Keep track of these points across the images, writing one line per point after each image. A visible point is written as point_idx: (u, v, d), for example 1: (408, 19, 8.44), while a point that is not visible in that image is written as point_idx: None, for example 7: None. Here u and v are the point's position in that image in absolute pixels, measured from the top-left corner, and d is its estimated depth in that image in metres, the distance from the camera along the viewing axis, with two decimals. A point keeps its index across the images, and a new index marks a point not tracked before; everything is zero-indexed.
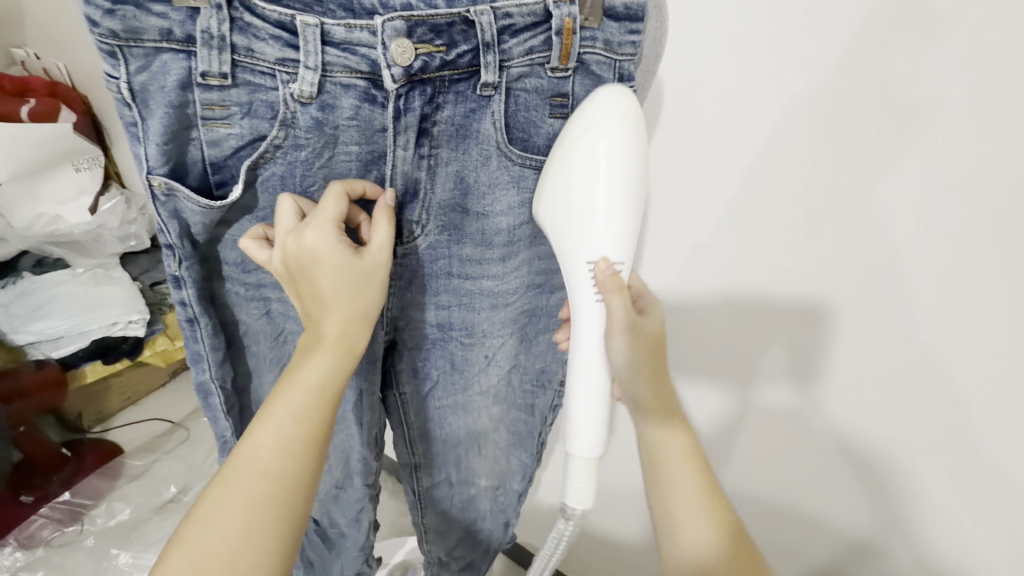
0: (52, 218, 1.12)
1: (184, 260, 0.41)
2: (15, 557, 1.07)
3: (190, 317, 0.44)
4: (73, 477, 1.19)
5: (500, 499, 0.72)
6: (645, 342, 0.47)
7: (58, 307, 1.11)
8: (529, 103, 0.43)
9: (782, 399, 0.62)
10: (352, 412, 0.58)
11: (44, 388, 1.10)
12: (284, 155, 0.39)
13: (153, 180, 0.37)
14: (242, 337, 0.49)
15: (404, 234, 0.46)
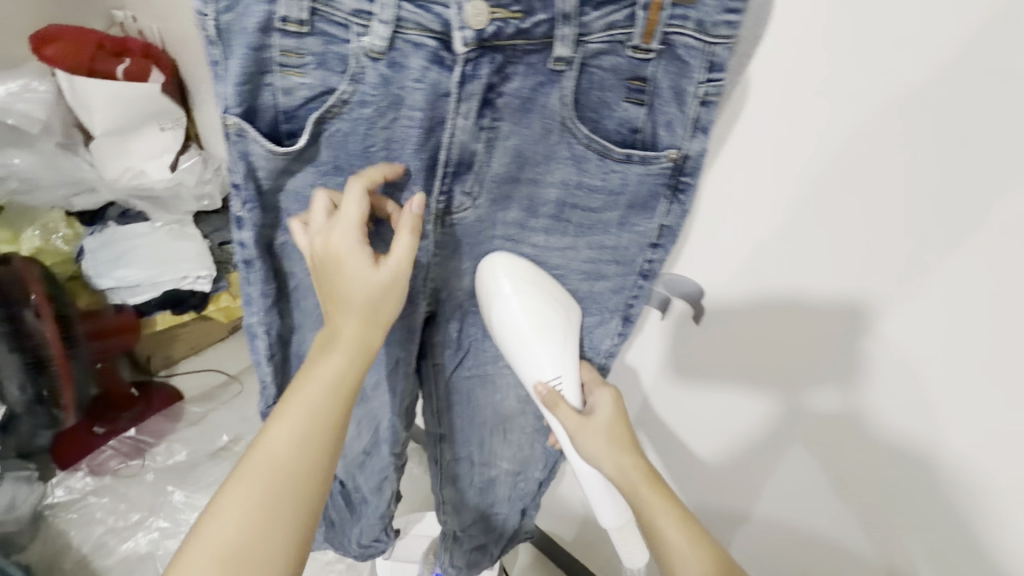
0: (138, 172, 1.22)
1: (248, 203, 0.41)
2: (85, 482, 1.18)
3: (247, 258, 0.44)
4: (140, 415, 1.28)
5: (519, 486, 0.71)
6: (603, 431, 0.52)
7: (139, 256, 1.19)
8: (604, 82, 0.40)
9: (826, 404, 0.55)
10: (385, 379, 0.58)
11: (124, 330, 1.19)
12: (350, 111, 0.38)
13: (227, 119, 0.36)
14: (292, 291, 0.50)
15: (452, 205, 0.44)
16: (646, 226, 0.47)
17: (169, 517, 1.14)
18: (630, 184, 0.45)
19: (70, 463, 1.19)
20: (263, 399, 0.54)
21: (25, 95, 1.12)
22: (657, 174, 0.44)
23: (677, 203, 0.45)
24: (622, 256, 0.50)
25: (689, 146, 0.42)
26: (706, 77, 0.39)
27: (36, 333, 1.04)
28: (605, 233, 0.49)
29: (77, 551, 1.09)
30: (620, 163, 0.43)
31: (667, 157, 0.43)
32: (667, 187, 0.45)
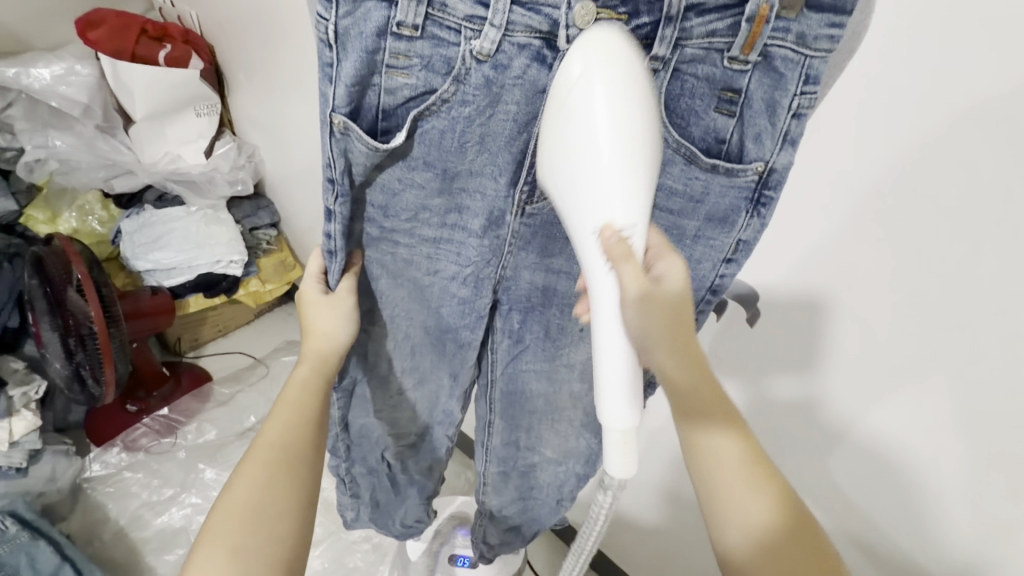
0: (174, 157, 1.24)
1: (341, 197, 0.44)
2: (121, 457, 1.21)
3: (332, 249, 0.48)
4: (172, 395, 1.31)
5: (559, 475, 0.74)
6: (661, 311, 0.43)
7: (174, 240, 1.22)
8: (695, 90, 0.42)
9: (787, 391, 0.67)
10: (447, 365, 0.64)
11: (158, 311, 1.18)
12: (449, 109, 0.41)
13: (334, 118, 0.39)
14: (367, 272, 0.54)
15: (534, 194, 0.48)
16: (722, 240, 0.49)
17: (200, 494, 1.18)
18: (712, 193, 0.46)
19: (108, 437, 1.23)
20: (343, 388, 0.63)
21: (69, 79, 1.14)
22: (741, 186, 0.45)
23: (757, 216, 0.46)
24: (694, 272, 0.51)
25: (776, 158, 0.43)
26: (800, 89, 0.40)
27: (76, 311, 1.02)
28: (679, 244, 0.50)
29: (113, 522, 1.13)
30: (703, 172, 0.45)
31: (752, 170, 0.44)
32: (749, 201, 0.46)
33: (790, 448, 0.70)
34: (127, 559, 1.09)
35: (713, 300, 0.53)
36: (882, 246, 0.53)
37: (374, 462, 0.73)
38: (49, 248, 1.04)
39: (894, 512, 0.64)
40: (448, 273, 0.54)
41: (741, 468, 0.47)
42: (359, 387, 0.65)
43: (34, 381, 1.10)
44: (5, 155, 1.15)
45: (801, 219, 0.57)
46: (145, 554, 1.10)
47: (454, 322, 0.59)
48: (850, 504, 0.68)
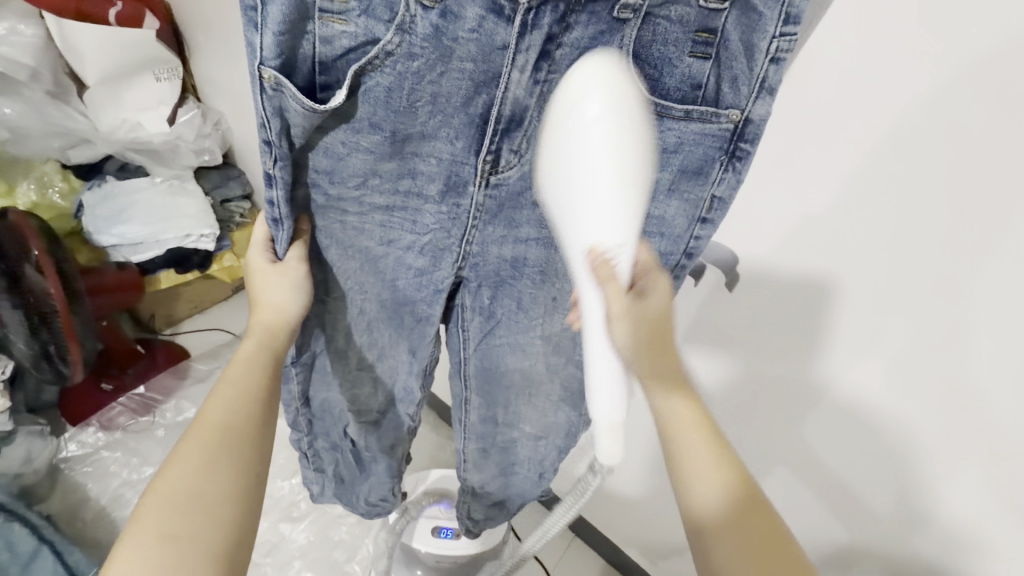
0: (134, 125, 1.17)
1: (279, 160, 0.40)
2: (98, 436, 1.19)
3: (276, 217, 0.44)
4: (146, 371, 1.28)
5: (540, 450, 0.73)
6: (644, 325, 0.47)
7: (137, 213, 1.17)
8: (669, 35, 0.39)
9: (778, 368, 0.66)
10: (404, 338, 0.61)
11: (122, 287, 1.14)
12: (395, 63, 0.37)
13: (264, 72, 0.35)
14: (316, 242, 0.50)
15: (499, 163, 0.44)
16: (697, 194, 0.46)
17: None
18: (686, 144, 0.43)
19: (84, 417, 1.21)
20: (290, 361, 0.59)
21: (12, 39, 1.05)
22: (714, 134, 0.42)
23: (732, 170, 0.43)
24: (668, 230, 0.48)
25: (753, 107, 0.40)
26: (780, 31, 0.37)
27: (35, 288, 0.97)
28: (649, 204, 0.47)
29: (94, 502, 1.11)
30: (677, 121, 0.41)
31: (727, 117, 0.41)
32: (723, 152, 0.43)
33: (773, 416, 0.70)
34: (108, 537, 1.08)
35: (688, 264, 0.50)
36: (870, 210, 0.50)
37: (337, 438, 0.72)
38: (1, 223, 0.98)
39: (877, 476, 0.63)
40: (404, 243, 0.51)
41: (694, 431, 0.49)
42: (319, 360, 0.63)
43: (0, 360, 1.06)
44: None
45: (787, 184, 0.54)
46: None
47: (411, 295, 0.56)
48: (829, 470, 0.68)
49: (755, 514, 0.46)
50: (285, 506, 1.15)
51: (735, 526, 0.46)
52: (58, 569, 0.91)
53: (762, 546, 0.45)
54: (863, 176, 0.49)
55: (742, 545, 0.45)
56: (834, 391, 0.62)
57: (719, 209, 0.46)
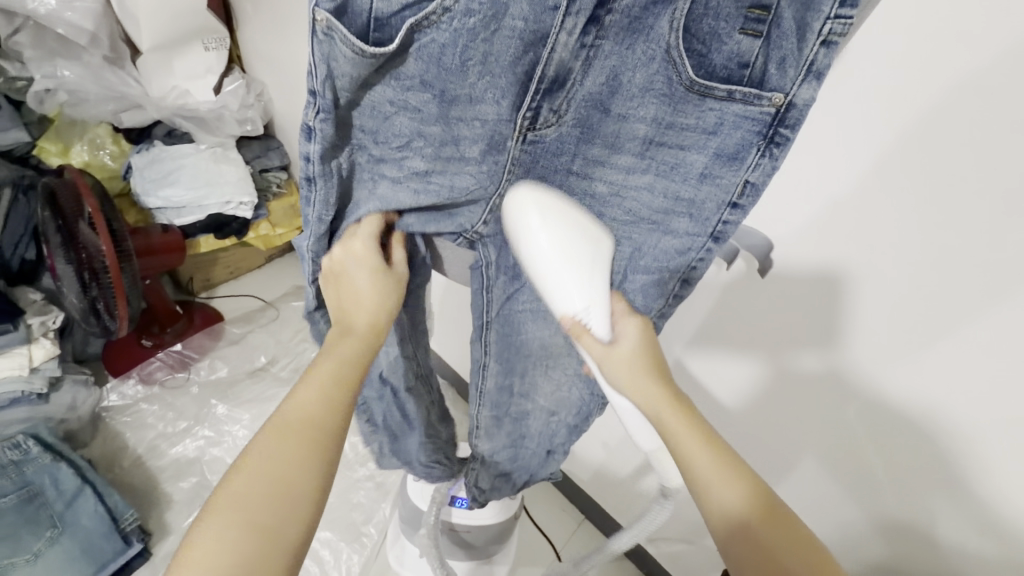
0: (183, 92, 1.21)
1: (321, 112, 0.41)
2: (137, 389, 1.26)
3: (309, 176, 0.45)
4: (184, 332, 1.33)
5: (551, 424, 0.74)
6: (638, 362, 0.54)
7: (184, 177, 1.21)
8: (721, 10, 0.39)
9: (810, 364, 0.65)
10: None
11: (169, 250, 1.19)
12: (451, 19, 0.38)
13: (317, 15, 0.35)
14: (345, 210, 0.51)
15: (537, 121, 0.47)
16: (730, 179, 0.46)
17: (212, 427, 1.22)
18: (726, 125, 0.44)
19: (124, 369, 1.27)
20: (314, 320, 0.59)
21: (74, 4, 1.07)
22: (755, 117, 0.42)
23: (769, 155, 0.44)
24: (698, 213, 0.49)
25: (797, 92, 0.40)
26: (835, 12, 0.36)
27: (89, 245, 1.03)
28: (683, 183, 0.48)
29: (131, 451, 1.17)
30: (719, 100, 0.42)
31: (770, 101, 0.41)
32: (762, 137, 0.43)
33: (800, 412, 0.70)
34: (144, 484, 1.14)
35: (714, 248, 0.51)
36: (913, 200, 0.48)
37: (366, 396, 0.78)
38: (60, 180, 1.04)
39: (911, 469, 0.62)
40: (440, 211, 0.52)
41: (709, 451, 0.50)
42: None
43: (51, 312, 1.11)
44: (15, 84, 1.17)
45: (813, 168, 0.53)
46: (161, 480, 1.15)
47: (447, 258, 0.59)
48: (868, 463, 0.67)
49: (781, 519, 0.47)
50: None
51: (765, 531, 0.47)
52: (99, 508, 0.97)
53: (811, 549, 0.46)
54: (888, 167, 0.48)
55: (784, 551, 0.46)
56: (860, 384, 0.61)
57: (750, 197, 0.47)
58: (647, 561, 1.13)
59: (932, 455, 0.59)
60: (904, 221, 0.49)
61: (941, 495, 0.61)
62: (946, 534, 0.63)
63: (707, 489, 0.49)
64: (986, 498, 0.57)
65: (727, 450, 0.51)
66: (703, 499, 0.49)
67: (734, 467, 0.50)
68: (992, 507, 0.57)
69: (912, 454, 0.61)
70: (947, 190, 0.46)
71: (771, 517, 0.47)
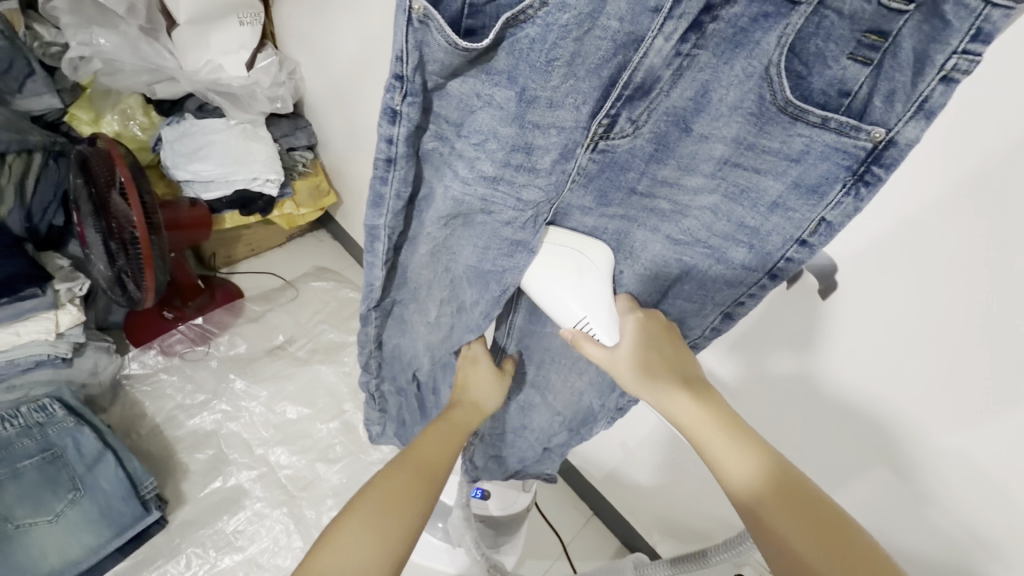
0: (216, 67, 1.21)
1: (408, 97, 0.43)
2: (157, 359, 1.27)
3: (389, 156, 0.47)
4: (205, 306, 1.34)
5: (553, 422, 0.79)
6: (656, 355, 0.55)
7: (214, 153, 1.21)
8: (834, 31, 0.38)
9: (785, 366, 0.70)
10: (485, 303, 0.62)
11: (196, 224, 1.20)
12: (546, 15, 0.38)
13: (414, 4, 0.37)
14: (420, 198, 0.54)
15: (613, 129, 0.45)
16: (804, 214, 0.46)
17: (230, 402, 1.24)
18: (811, 154, 0.43)
19: (144, 340, 1.27)
20: (366, 296, 0.62)
21: None
22: (848, 151, 0.41)
23: (854, 194, 0.43)
24: (760, 242, 0.50)
25: (901, 130, 0.39)
26: (963, 47, 0.35)
27: (120, 215, 1.03)
28: (751, 209, 0.48)
29: (150, 419, 1.19)
30: (812, 126, 0.41)
31: (868, 136, 0.40)
32: (850, 173, 0.42)
33: (787, 413, 0.73)
34: (162, 453, 1.15)
35: (769, 283, 0.52)
36: (961, 231, 0.48)
37: (403, 382, 0.78)
38: (94, 149, 1.04)
39: (877, 461, 0.66)
40: (503, 218, 0.52)
41: (713, 423, 0.53)
42: (398, 308, 0.66)
43: (78, 279, 1.12)
44: (49, 49, 1.19)
45: (889, 196, 0.52)
46: (179, 451, 1.16)
47: (502, 266, 0.57)
48: (837, 454, 0.70)
49: (788, 487, 0.50)
50: (322, 448, 1.21)
51: (769, 496, 0.49)
52: (119, 474, 0.98)
53: (818, 521, 0.48)
54: (960, 200, 0.47)
55: (786, 519, 0.48)
56: (871, 398, 0.62)
57: (822, 234, 0.47)
58: (653, 562, 1.14)
59: (904, 452, 0.63)
60: (960, 254, 0.49)
61: (903, 492, 0.66)
62: (884, 523, 0.70)
63: (717, 461, 0.52)
64: (940, 497, 0.63)
65: (736, 421, 0.54)
66: (716, 469, 0.52)
67: (744, 437, 0.53)
68: (944, 504, 0.63)
69: (885, 460, 0.66)
70: (988, 228, 0.46)
71: (776, 486, 0.50)
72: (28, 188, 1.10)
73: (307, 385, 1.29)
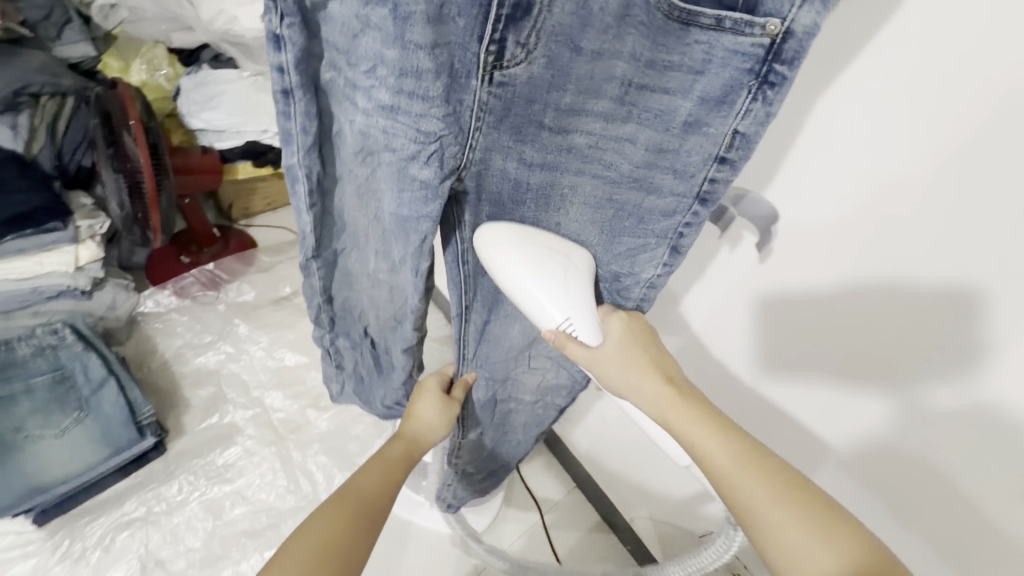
0: (229, 18, 1.22)
1: (287, 18, 0.40)
2: (171, 300, 1.34)
3: (287, 88, 0.44)
4: (219, 253, 1.42)
5: (540, 409, 0.84)
6: (643, 351, 0.55)
7: (224, 102, 1.24)
8: None
9: (944, 403, 0.53)
10: (409, 257, 0.57)
11: (206, 170, 1.25)
12: None
13: None
14: (332, 138, 0.51)
15: (504, 56, 0.41)
16: (718, 128, 0.45)
17: (233, 344, 1.30)
18: (714, 62, 0.42)
19: (161, 280, 1.37)
20: (301, 243, 0.58)
21: None
22: (746, 54, 0.40)
23: (760, 99, 0.42)
24: (682, 167, 0.49)
25: (795, 17, 0.38)
26: None
27: (134, 156, 1.08)
28: (667, 132, 0.47)
29: (160, 354, 1.27)
30: (708, 30, 0.40)
31: (763, 30, 0.39)
32: (753, 77, 0.42)
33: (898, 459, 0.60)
34: (167, 387, 1.23)
35: (700, 211, 0.51)
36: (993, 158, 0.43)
37: (356, 337, 0.77)
38: (113, 93, 1.11)
39: None
40: (407, 152, 0.47)
41: (783, 500, 0.46)
42: (342, 258, 0.65)
43: (99, 218, 1.17)
44: (86, 0, 1.26)
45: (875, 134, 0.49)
46: (183, 386, 1.23)
47: (415, 212, 0.52)
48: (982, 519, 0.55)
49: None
50: (315, 395, 1.25)
51: None
52: (120, 399, 1.06)
53: None
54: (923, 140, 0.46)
55: None
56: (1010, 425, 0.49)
57: (739, 149, 0.46)
58: (634, 542, 1.11)
59: None
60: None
61: None
62: None
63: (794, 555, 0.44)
64: None
65: (807, 493, 0.46)
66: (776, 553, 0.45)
67: (809, 507, 0.46)
68: None
69: (964, 521, 0.56)
70: None
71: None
72: (59, 129, 1.18)
73: (305, 334, 1.33)
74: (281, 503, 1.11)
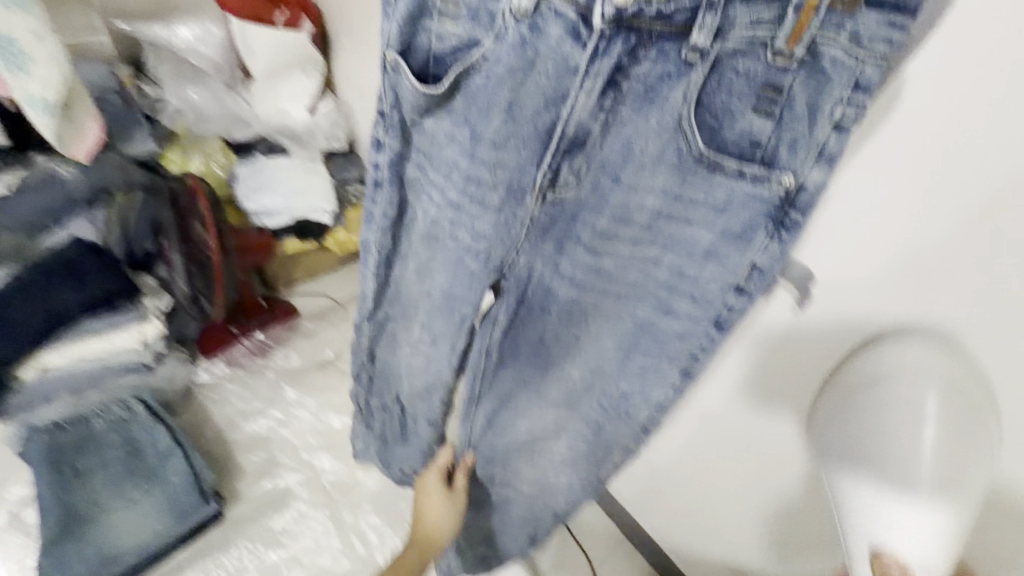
0: (283, 113, 1.42)
1: (388, 130, 0.57)
2: (223, 369, 1.40)
3: (377, 180, 0.61)
4: (267, 323, 1.45)
5: (546, 501, 0.90)
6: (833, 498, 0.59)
7: (276, 186, 1.39)
8: (733, 90, 0.50)
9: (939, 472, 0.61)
10: (451, 334, 0.71)
11: (260, 249, 1.39)
12: (485, 65, 0.51)
13: (387, 54, 0.52)
14: (404, 223, 0.65)
15: (557, 179, 0.56)
16: (738, 258, 0.57)
17: (282, 409, 1.35)
18: (735, 201, 0.54)
19: (213, 352, 1.39)
20: (358, 301, 0.72)
21: None
22: (765, 193, 0.53)
23: (780, 230, 0.55)
24: (701, 289, 0.60)
25: (807, 172, 0.51)
26: (847, 93, 0.47)
27: None
28: (689, 258, 0.59)
29: (213, 424, 1.32)
30: (732, 176, 0.53)
31: (781, 178, 0.52)
32: (776, 212, 0.54)
33: None
34: (221, 454, 1.27)
35: (720, 329, 0.62)
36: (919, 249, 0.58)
37: (387, 401, 0.86)
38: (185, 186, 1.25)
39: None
40: (465, 243, 0.62)
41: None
42: (389, 326, 0.76)
43: (162, 296, 1.24)
44: (151, 104, 1.41)
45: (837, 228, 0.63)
46: (236, 452, 1.28)
47: (460, 296, 0.66)
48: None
49: None
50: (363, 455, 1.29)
51: None
52: (184, 467, 1.12)
53: None
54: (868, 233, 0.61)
55: None
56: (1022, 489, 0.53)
57: (757, 281, 0.58)
58: None
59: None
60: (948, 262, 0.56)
61: None
62: None
63: None
64: None
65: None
66: None
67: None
68: None
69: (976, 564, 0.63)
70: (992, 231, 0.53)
71: None
72: None
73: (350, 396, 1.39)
74: (337, 567, 1.14)
